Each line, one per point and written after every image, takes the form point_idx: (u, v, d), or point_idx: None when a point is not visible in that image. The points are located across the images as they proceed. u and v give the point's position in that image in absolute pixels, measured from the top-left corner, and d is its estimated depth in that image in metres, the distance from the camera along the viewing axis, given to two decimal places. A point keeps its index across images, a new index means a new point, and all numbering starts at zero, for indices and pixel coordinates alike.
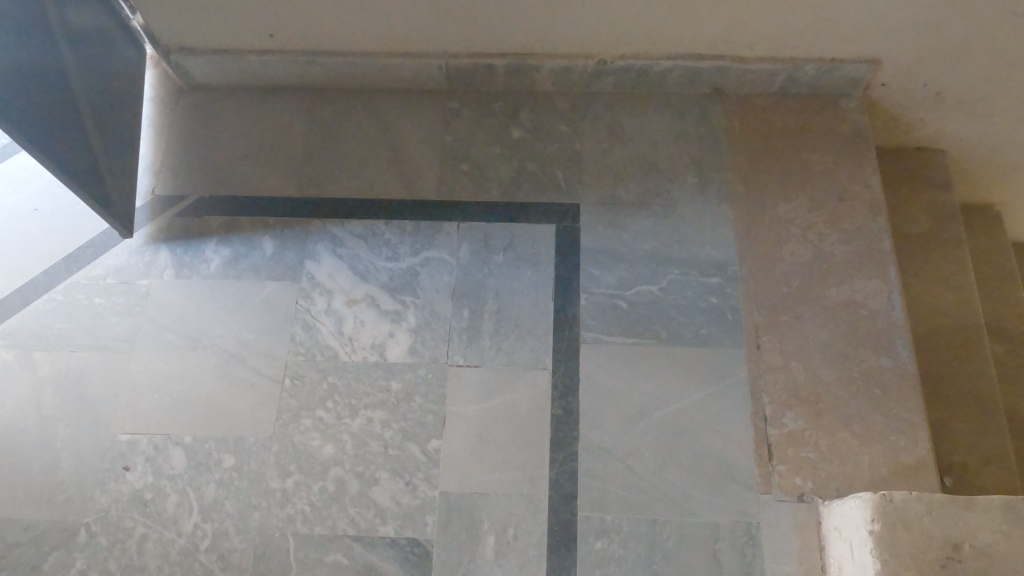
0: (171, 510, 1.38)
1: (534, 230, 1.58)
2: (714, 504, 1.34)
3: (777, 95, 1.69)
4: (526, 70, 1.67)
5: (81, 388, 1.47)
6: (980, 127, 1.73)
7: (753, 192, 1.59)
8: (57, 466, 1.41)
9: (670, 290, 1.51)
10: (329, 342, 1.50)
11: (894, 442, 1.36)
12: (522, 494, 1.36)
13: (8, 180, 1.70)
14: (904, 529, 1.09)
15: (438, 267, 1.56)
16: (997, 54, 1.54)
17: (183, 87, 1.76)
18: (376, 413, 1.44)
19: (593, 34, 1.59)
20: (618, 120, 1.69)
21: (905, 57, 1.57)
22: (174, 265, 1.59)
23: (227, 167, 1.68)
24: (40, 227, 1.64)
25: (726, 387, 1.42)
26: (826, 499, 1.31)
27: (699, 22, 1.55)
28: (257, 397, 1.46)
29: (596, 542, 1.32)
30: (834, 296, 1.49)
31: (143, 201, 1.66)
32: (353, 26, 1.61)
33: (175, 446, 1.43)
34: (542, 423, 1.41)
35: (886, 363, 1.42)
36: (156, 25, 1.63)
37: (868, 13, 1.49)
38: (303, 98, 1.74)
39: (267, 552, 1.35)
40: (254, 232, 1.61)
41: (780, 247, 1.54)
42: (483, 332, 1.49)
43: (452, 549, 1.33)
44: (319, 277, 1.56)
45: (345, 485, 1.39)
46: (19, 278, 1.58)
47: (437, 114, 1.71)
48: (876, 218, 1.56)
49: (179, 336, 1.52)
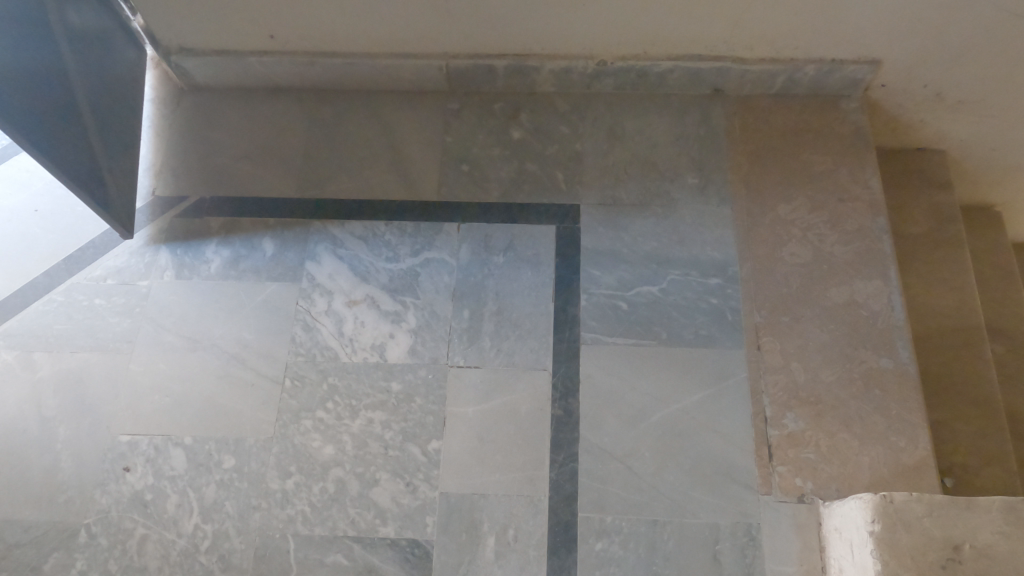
0: (171, 510, 1.38)
1: (535, 231, 1.58)
2: (714, 505, 1.34)
3: (777, 95, 1.69)
4: (526, 70, 1.67)
5: (81, 389, 1.47)
6: (981, 127, 1.73)
7: (753, 193, 1.59)
8: (57, 467, 1.41)
9: (670, 290, 1.51)
10: (329, 343, 1.50)
11: (894, 442, 1.36)
12: (522, 495, 1.36)
13: (9, 181, 1.70)
14: (904, 530, 1.09)
15: (439, 268, 1.56)
16: (997, 54, 1.54)
17: (183, 88, 1.77)
18: (376, 414, 1.44)
19: (594, 35, 1.59)
20: (618, 121, 1.69)
21: (905, 58, 1.57)
22: (174, 266, 1.59)
23: (227, 168, 1.68)
24: (40, 228, 1.64)
25: (725, 387, 1.42)
26: (827, 500, 1.31)
27: (699, 23, 1.55)
28: (257, 398, 1.46)
29: (596, 543, 1.32)
30: (834, 297, 1.49)
31: (143, 202, 1.66)
32: (353, 27, 1.61)
33: (176, 447, 1.43)
34: (542, 424, 1.41)
35: (886, 364, 1.42)
36: (156, 25, 1.63)
37: (869, 13, 1.49)
38: (303, 99, 1.74)
39: (268, 553, 1.35)
40: (254, 233, 1.61)
41: (780, 247, 1.54)
42: (483, 333, 1.49)
43: (453, 550, 1.33)
44: (319, 278, 1.56)
45: (346, 486, 1.39)
46: (20, 279, 1.58)
47: (437, 115, 1.71)
48: (876, 218, 1.56)
49: (179, 337, 1.52)
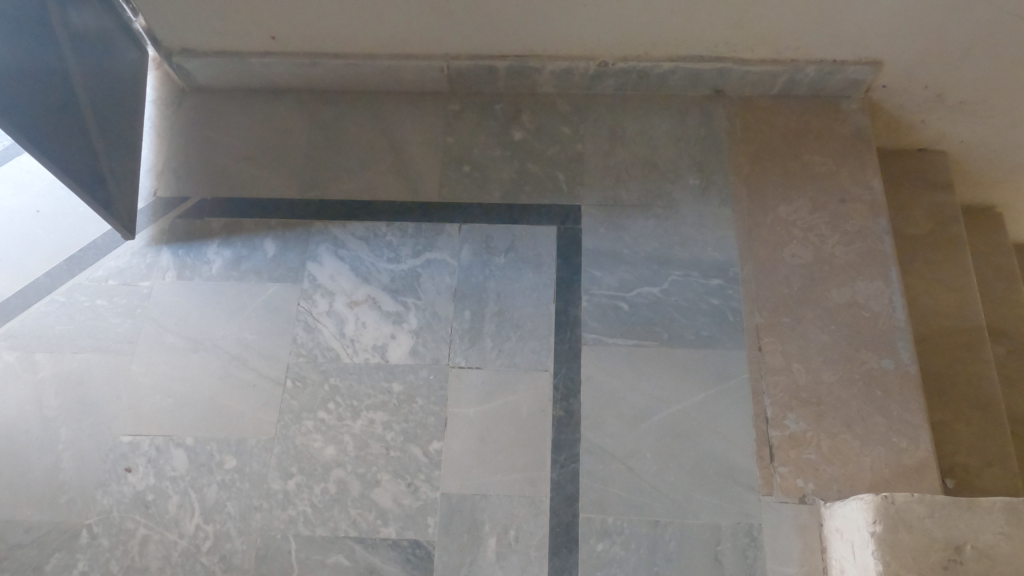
0: (172, 511, 1.38)
1: (536, 232, 1.58)
2: (715, 505, 1.34)
3: (778, 96, 1.69)
4: (527, 71, 1.67)
5: (82, 389, 1.47)
6: (982, 128, 1.73)
7: (753, 194, 1.59)
8: (58, 468, 1.41)
9: (671, 291, 1.51)
10: (330, 343, 1.50)
11: (895, 443, 1.36)
12: (523, 495, 1.36)
13: (10, 181, 1.70)
14: (905, 531, 1.09)
15: (440, 269, 1.56)
16: (998, 55, 1.54)
17: (184, 89, 1.77)
18: (377, 415, 1.44)
19: (595, 36, 1.59)
20: (619, 122, 1.69)
21: (906, 59, 1.57)
22: (176, 267, 1.59)
23: (228, 169, 1.68)
24: (41, 229, 1.64)
25: (726, 388, 1.42)
26: (828, 501, 1.31)
27: (701, 24, 1.55)
28: (258, 399, 1.46)
29: (597, 544, 1.32)
30: (835, 297, 1.49)
31: (144, 202, 1.66)
32: (354, 28, 1.61)
33: (177, 448, 1.43)
34: (543, 425, 1.41)
35: (887, 364, 1.42)
36: (158, 26, 1.64)
37: (870, 14, 1.50)
38: (304, 100, 1.75)
39: (269, 554, 1.35)
40: (255, 234, 1.61)
41: (781, 248, 1.54)
42: (484, 333, 1.49)
43: (454, 551, 1.33)
44: (320, 278, 1.56)
45: (346, 486, 1.39)
46: (21, 280, 1.58)
47: (438, 116, 1.72)
48: (877, 219, 1.56)
49: (181, 338, 1.52)
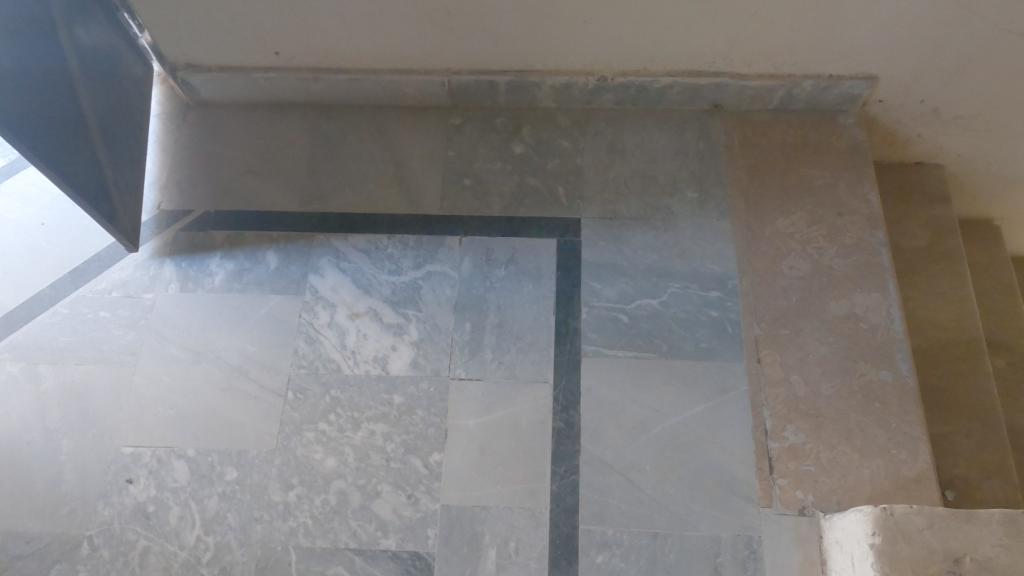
0: (174, 523, 1.39)
1: (535, 244, 1.60)
2: (714, 517, 1.34)
3: (776, 111, 1.71)
4: (528, 87, 1.69)
5: (85, 401, 1.48)
6: (979, 142, 1.74)
7: (752, 207, 1.61)
8: (60, 479, 1.42)
9: (670, 303, 1.52)
10: (331, 355, 1.51)
11: (894, 455, 1.36)
12: (523, 507, 1.36)
13: (15, 195, 1.72)
14: (905, 543, 1.09)
15: (440, 282, 1.57)
16: (994, 70, 1.55)
17: (189, 103, 1.79)
18: (377, 426, 1.44)
19: (595, 51, 1.61)
20: (619, 136, 1.71)
21: (903, 73, 1.59)
22: (179, 278, 1.60)
23: (232, 182, 1.70)
24: (48, 241, 1.66)
25: (726, 401, 1.43)
26: (827, 513, 1.31)
27: (698, 39, 1.57)
28: (259, 410, 1.47)
29: (596, 556, 1.32)
30: (834, 310, 1.50)
31: (149, 216, 1.68)
32: (357, 43, 1.64)
33: (178, 459, 1.43)
34: (543, 437, 1.41)
35: (886, 376, 1.43)
36: (167, 43, 1.67)
37: (866, 29, 1.52)
38: (307, 114, 1.76)
39: (269, 565, 1.35)
40: (258, 245, 1.63)
41: (780, 261, 1.55)
42: (484, 346, 1.50)
43: (454, 563, 1.34)
44: (322, 290, 1.57)
45: (347, 498, 1.39)
46: (25, 292, 1.59)
47: (440, 130, 1.74)
48: (875, 232, 1.57)
49: (182, 349, 1.53)
